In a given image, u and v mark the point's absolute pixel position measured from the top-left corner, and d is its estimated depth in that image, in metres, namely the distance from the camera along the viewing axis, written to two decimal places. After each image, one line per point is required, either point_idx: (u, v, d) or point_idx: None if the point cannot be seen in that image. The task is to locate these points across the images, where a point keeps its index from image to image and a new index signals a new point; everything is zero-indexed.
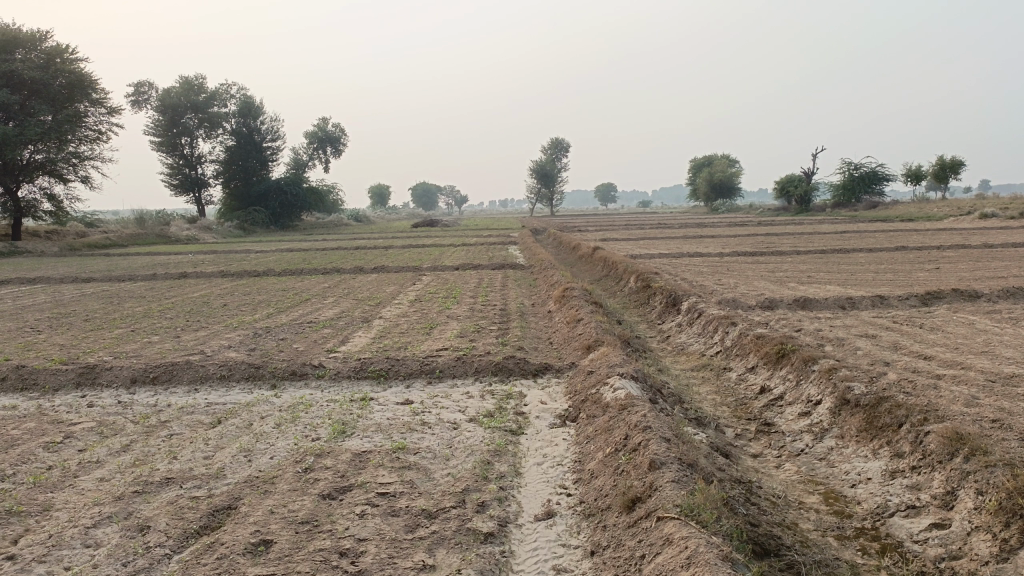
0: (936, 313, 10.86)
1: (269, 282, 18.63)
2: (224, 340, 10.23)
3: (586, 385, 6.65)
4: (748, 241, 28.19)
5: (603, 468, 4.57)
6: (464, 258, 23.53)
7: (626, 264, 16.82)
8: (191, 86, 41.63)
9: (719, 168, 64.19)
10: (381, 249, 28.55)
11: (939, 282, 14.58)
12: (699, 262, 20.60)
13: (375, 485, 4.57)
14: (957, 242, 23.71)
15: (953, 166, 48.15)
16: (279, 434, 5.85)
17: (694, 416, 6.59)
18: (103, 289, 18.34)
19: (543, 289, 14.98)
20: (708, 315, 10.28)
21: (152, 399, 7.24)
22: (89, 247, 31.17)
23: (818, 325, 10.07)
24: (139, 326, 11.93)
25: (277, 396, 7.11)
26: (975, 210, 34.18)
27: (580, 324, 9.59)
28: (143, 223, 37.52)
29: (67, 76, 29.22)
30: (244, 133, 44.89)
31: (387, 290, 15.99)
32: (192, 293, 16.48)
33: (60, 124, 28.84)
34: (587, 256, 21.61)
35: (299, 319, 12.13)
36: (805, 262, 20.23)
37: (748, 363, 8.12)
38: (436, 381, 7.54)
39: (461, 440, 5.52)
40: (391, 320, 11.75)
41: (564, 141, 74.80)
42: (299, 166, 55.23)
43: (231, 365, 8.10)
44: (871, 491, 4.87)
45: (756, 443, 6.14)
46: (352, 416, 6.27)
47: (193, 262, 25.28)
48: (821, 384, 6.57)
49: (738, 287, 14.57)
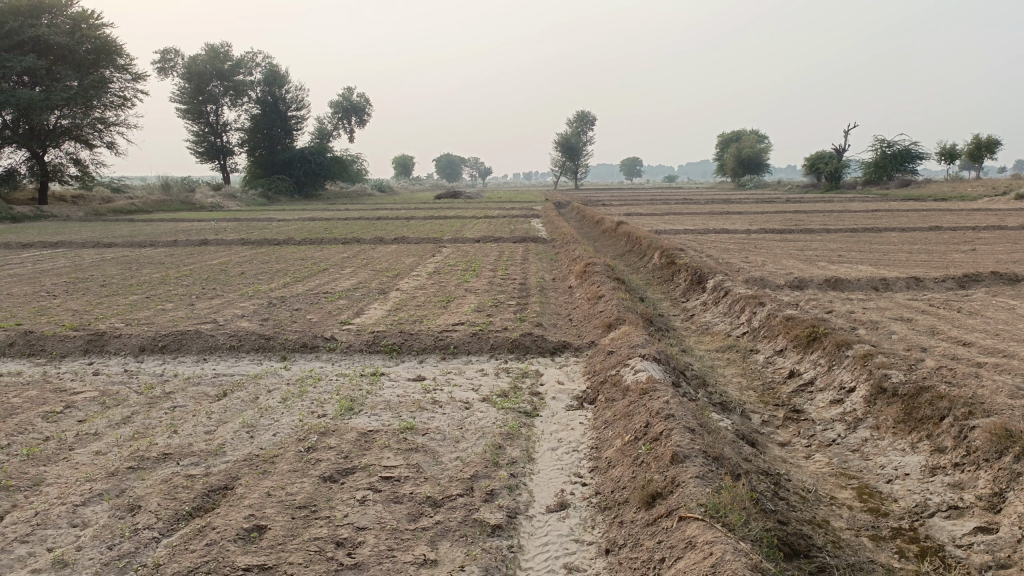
0: (974, 297, 10.36)
1: (289, 250, 18.46)
2: (237, 308, 10.05)
3: (606, 365, 6.34)
4: (775, 218, 27.55)
5: (621, 457, 4.28)
6: (485, 230, 23.22)
7: (651, 240, 16.41)
8: (217, 53, 41.44)
9: (747, 144, 62.98)
10: (402, 220, 28.32)
11: (976, 264, 14.01)
12: (725, 239, 20.10)
13: (379, 468, 4.32)
14: (993, 223, 22.96)
15: (990, 146, 46.74)
16: (285, 409, 5.63)
17: (718, 401, 6.26)
18: (123, 254, 18.28)
19: (565, 264, 14.63)
20: (735, 294, 9.90)
21: (158, 368, 7.06)
22: (115, 213, 31.27)
23: (850, 306, 9.65)
24: (154, 293, 11.81)
25: (286, 369, 6.90)
26: (1011, 191, 33.15)
27: (601, 301, 9.27)
28: (168, 189, 37.60)
29: (93, 41, 29.10)
30: (270, 102, 44.66)
31: (406, 261, 15.76)
32: (210, 260, 16.33)
33: (86, 89, 28.80)
34: (610, 231, 21.20)
35: (315, 290, 11.92)
36: (836, 241, 19.65)
37: (776, 346, 7.77)
38: (451, 357, 7.28)
39: (472, 420, 5.25)
40: (408, 293, 11.50)
41: (591, 114, 73.74)
42: (324, 135, 55.00)
43: (241, 335, 7.90)
44: (908, 488, 4.54)
45: (784, 431, 5.82)
46: (360, 391, 6.03)
47: (214, 229, 25.21)
48: (855, 370, 6.21)
49: (765, 266, 14.12)
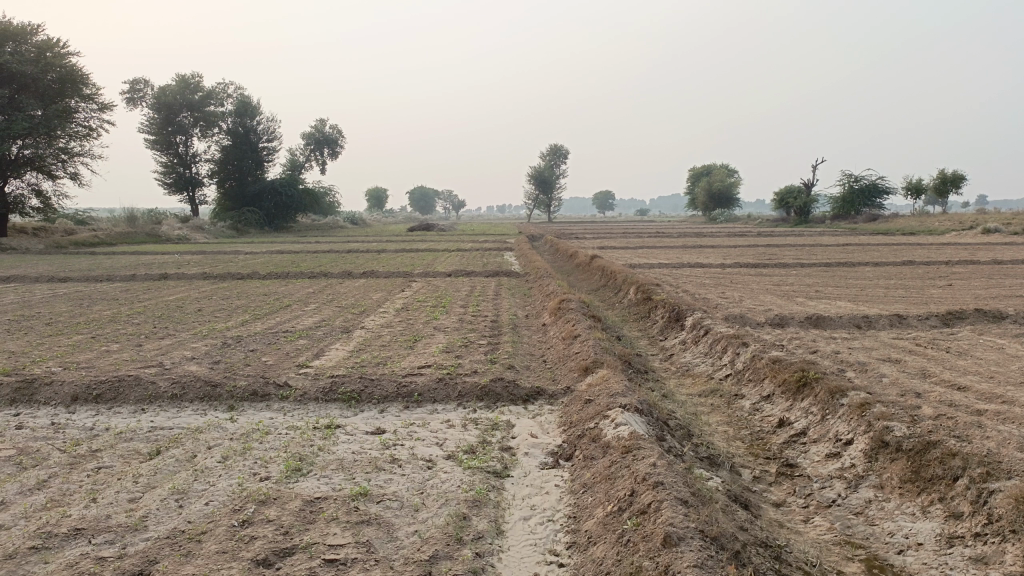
0: (960, 335, 10.04)
1: (252, 285, 17.76)
2: (188, 350, 9.36)
3: (584, 417, 5.80)
4: (749, 252, 27.44)
5: (603, 533, 3.73)
6: (457, 263, 22.77)
7: (626, 274, 16.01)
8: (187, 85, 40.81)
9: (717, 178, 63.52)
10: (371, 253, 27.74)
11: (955, 300, 13.76)
12: (700, 274, 19.81)
13: (323, 548, 3.71)
14: (965, 258, 22.98)
15: (954, 181, 47.43)
16: (224, 471, 5.00)
17: (706, 455, 5.74)
18: (76, 289, 17.43)
19: (539, 299, 14.13)
20: (716, 333, 9.47)
21: (88, 421, 6.37)
22: (76, 245, 30.26)
23: (835, 346, 9.23)
24: (102, 332, 11.07)
25: (231, 421, 6.25)
26: (977, 225, 33.56)
27: (577, 341, 8.74)
28: (133, 221, 36.62)
29: (58, 71, 28.40)
30: (241, 133, 43.98)
31: (374, 297, 15.16)
32: (167, 296, 15.59)
33: (50, 119, 27.99)
34: (584, 265, 20.81)
35: (275, 328, 11.26)
36: (811, 275, 19.45)
37: (762, 391, 7.29)
38: (415, 406, 6.69)
39: (435, 484, 4.66)
40: (373, 331, 10.91)
41: (563, 148, 73.93)
42: (295, 167, 54.37)
43: (184, 382, 7.24)
44: (924, 561, 4.03)
45: (778, 489, 5.32)
46: (311, 448, 5.41)
47: (177, 262, 24.40)
48: (852, 421, 5.74)
49: (744, 302, 13.78)
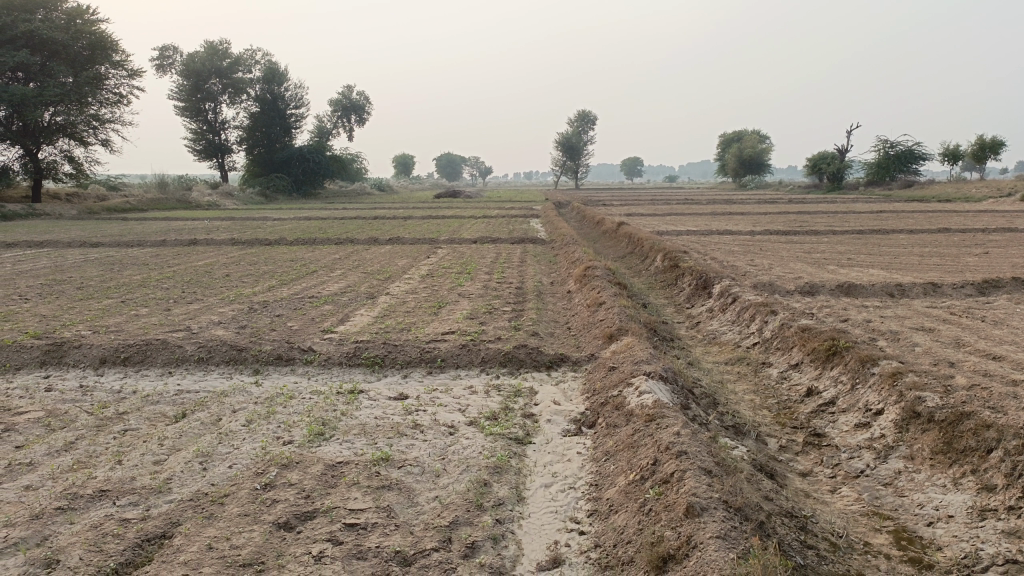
0: (996, 304, 9.78)
1: (279, 251, 17.87)
2: (215, 315, 9.43)
3: (607, 384, 5.74)
4: (779, 219, 27.00)
5: (625, 501, 3.68)
6: (483, 230, 22.69)
7: (653, 242, 15.81)
8: (215, 51, 40.80)
9: (748, 144, 62.37)
10: (398, 220, 27.74)
11: (992, 269, 13.40)
12: (729, 241, 19.54)
13: (343, 512, 3.71)
14: (1004, 226, 22.38)
15: (993, 146, 46.06)
16: (247, 434, 5.04)
17: (731, 424, 5.65)
18: (107, 254, 17.65)
19: (564, 266, 14.02)
20: (744, 301, 9.32)
21: (116, 384, 6.45)
22: (109, 211, 30.65)
23: (866, 315, 9.04)
24: (131, 297, 11.20)
25: (256, 385, 6.30)
26: (1016, 192, 32.65)
27: (602, 308, 8.65)
28: (164, 187, 36.97)
29: (88, 38, 28.49)
30: (268, 100, 44.00)
31: (399, 263, 15.16)
32: (196, 261, 15.74)
33: (81, 86, 28.18)
34: (610, 232, 20.63)
35: (301, 294, 11.30)
36: (843, 243, 19.07)
37: (790, 360, 7.16)
38: (438, 372, 6.68)
39: (456, 449, 4.64)
40: (398, 297, 10.91)
41: (591, 113, 73.02)
42: (323, 134, 54.36)
43: (210, 346, 7.30)
44: (954, 534, 3.93)
45: (805, 459, 5.23)
46: (334, 413, 5.42)
47: (206, 229, 24.60)
48: (883, 391, 5.60)
49: (773, 270, 13.55)
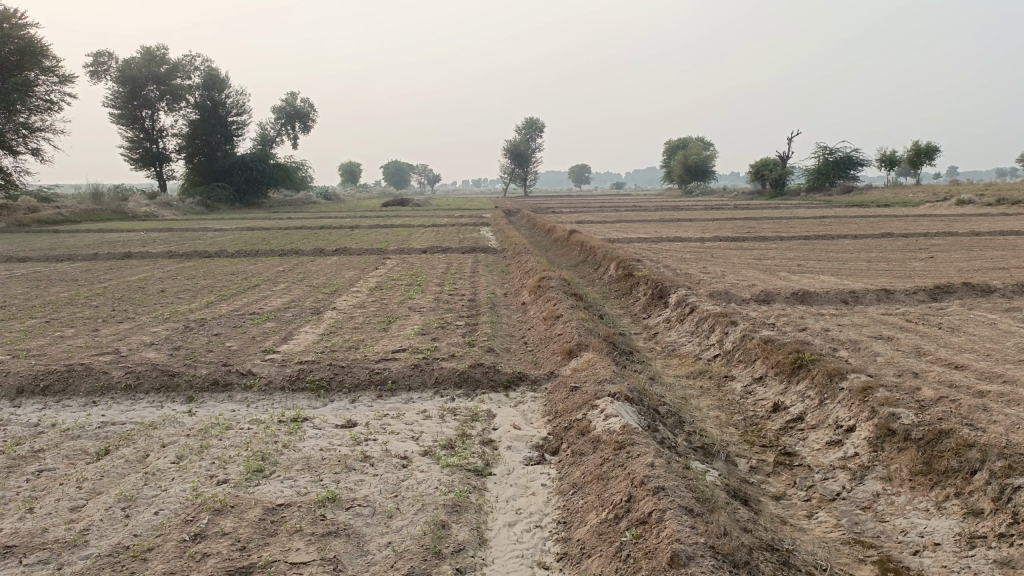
0: (949, 310, 9.80)
1: (219, 264, 17.13)
2: (147, 335, 8.82)
3: (570, 406, 5.42)
4: (727, 225, 27.24)
5: (599, 544, 3.36)
6: (433, 240, 22.29)
7: (606, 250, 15.63)
8: (152, 57, 39.48)
9: (693, 151, 63.22)
10: (345, 229, 27.12)
11: (939, 274, 13.54)
12: (680, 248, 19.52)
13: (284, 567, 3.29)
14: (943, 229, 22.91)
15: (928, 152, 47.52)
16: (178, 473, 4.56)
17: (699, 445, 5.38)
18: (34, 270, 16.64)
19: (517, 277, 13.70)
20: (702, 311, 9.12)
21: (32, 417, 5.85)
22: (39, 223, 29.25)
23: (824, 323, 8.93)
24: (57, 316, 10.47)
25: (188, 415, 5.79)
26: (951, 196, 33.65)
27: (559, 322, 8.34)
28: (99, 197, 35.48)
29: (16, 42, 27.15)
30: (208, 107, 42.72)
31: (347, 275, 14.64)
32: (130, 276, 14.94)
33: (8, 92, 26.80)
34: (562, 240, 20.42)
35: (242, 310, 10.72)
36: (791, 249, 19.22)
37: (754, 373, 6.96)
38: (388, 395, 6.26)
39: (410, 485, 4.25)
40: (346, 312, 10.44)
41: (539, 121, 72.96)
42: (266, 141, 53.12)
43: (139, 371, 6.73)
44: (944, 564, 3.71)
45: (777, 481, 5.00)
46: (275, 446, 4.96)
47: (142, 241, 23.61)
48: (853, 407, 5.41)
49: (727, 277, 13.47)
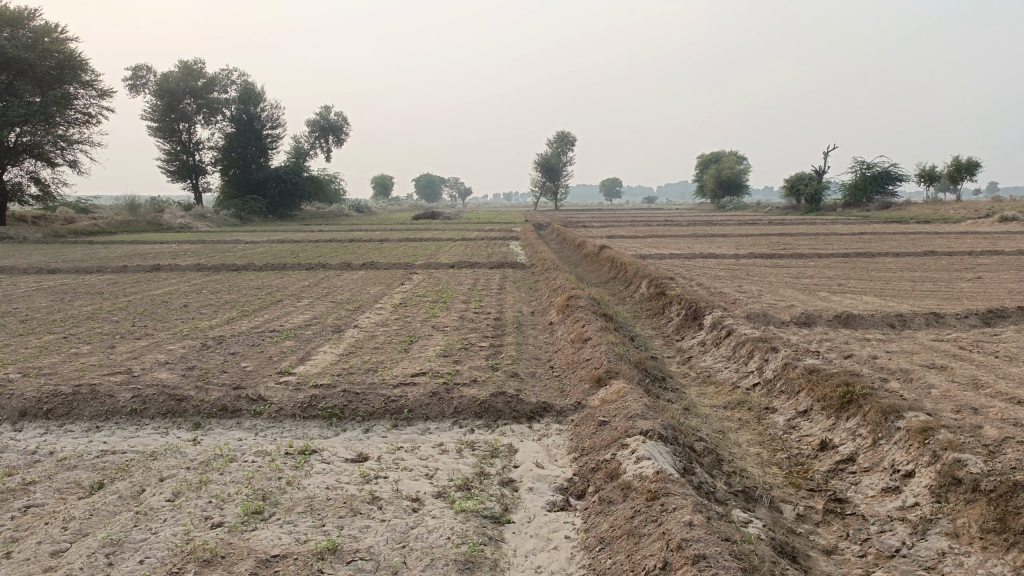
0: (1005, 337, 9.18)
1: (246, 278, 16.97)
2: (162, 353, 8.55)
3: (599, 443, 4.99)
4: (762, 241, 26.59)
5: None
6: (462, 254, 22.00)
7: (637, 267, 15.17)
8: (190, 71, 39.98)
9: (726, 165, 62.36)
10: (374, 242, 26.98)
11: (989, 297, 12.84)
12: (714, 265, 18.97)
13: None
14: (989, 248, 22.05)
15: (969, 167, 46.20)
16: (171, 514, 4.20)
17: (741, 489, 4.91)
18: (63, 282, 16.67)
19: (545, 294, 13.29)
20: (739, 335, 8.62)
21: (32, 444, 5.57)
22: (75, 234, 29.54)
23: (871, 350, 8.38)
24: (75, 331, 10.27)
25: (192, 445, 5.46)
26: (995, 213, 32.58)
27: (589, 346, 7.91)
28: (135, 209, 35.81)
29: (56, 57, 27.48)
30: (244, 120, 43.11)
31: (371, 291, 14.35)
32: (155, 290, 14.80)
33: (48, 105, 27.14)
34: (592, 255, 19.98)
35: (261, 327, 10.44)
36: (830, 267, 18.56)
37: (797, 406, 6.46)
38: (404, 425, 5.89)
39: (420, 535, 3.84)
40: (367, 331, 10.11)
41: (570, 134, 72.59)
42: (299, 154, 53.45)
43: (146, 394, 6.43)
44: None
45: (826, 532, 4.51)
46: (277, 483, 4.59)
47: (173, 253, 23.63)
48: (911, 449, 4.92)
49: (764, 297, 12.94)
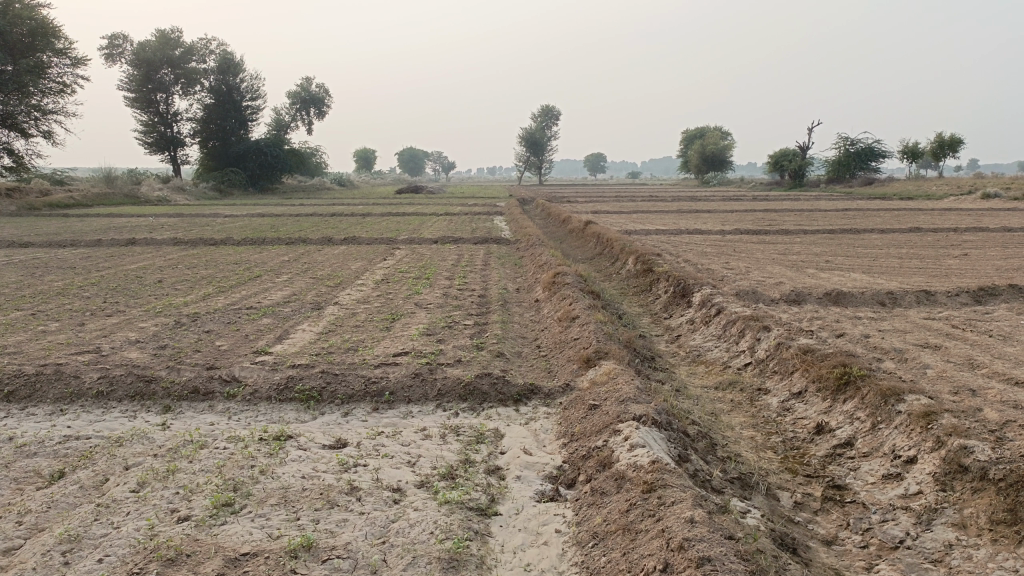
0: (996, 315, 9.04)
1: (224, 252, 16.55)
2: (133, 331, 8.22)
3: (590, 429, 4.77)
4: (748, 217, 26.44)
5: None
6: (445, 228, 21.68)
7: (624, 243, 14.94)
8: (167, 40, 38.97)
9: (711, 141, 62.03)
10: (356, 217, 26.54)
11: (977, 274, 12.73)
12: (700, 241, 18.79)
13: None
14: (974, 225, 22.00)
15: (952, 144, 46.16)
16: (135, 506, 3.94)
17: (737, 476, 4.71)
18: (35, 256, 16.16)
19: (530, 271, 13.02)
20: (730, 313, 8.41)
21: None
22: (50, 207, 28.84)
23: (863, 328, 8.20)
24: (43, 308, 9.88)
25: (161, 430, 5.18)
26: (977, 189, 32.65)
27: (576, 325, 7.68)
28: (112, 181, 35.02)
29: (28, 24, 26.56)
30: (223, 91, 42.21)
31: (353, 267, 14.01)
32: (128, 265, 14.36)
33: (20, 74, 26.30)
34: (577, 231, 19.74)
35: (238, 304, 10.11)
36: (817, 243, 18.45)
37: (792, 387, 6.27)
38: (385, 409, 5.64)
39: (401, 529, 3.61)
40: (348, 308, 9.81)
41: (555, 108, 71.93)
42: (280, 126, 52.53)
43: (114, 375, 6.13)
44: None
45: (826, 521, 4.32)
46: (250, 472, 4.34)
47: (150, 226, 23.09)
48: (912, 434, 4.74)
49: (752, 274, 12.77)
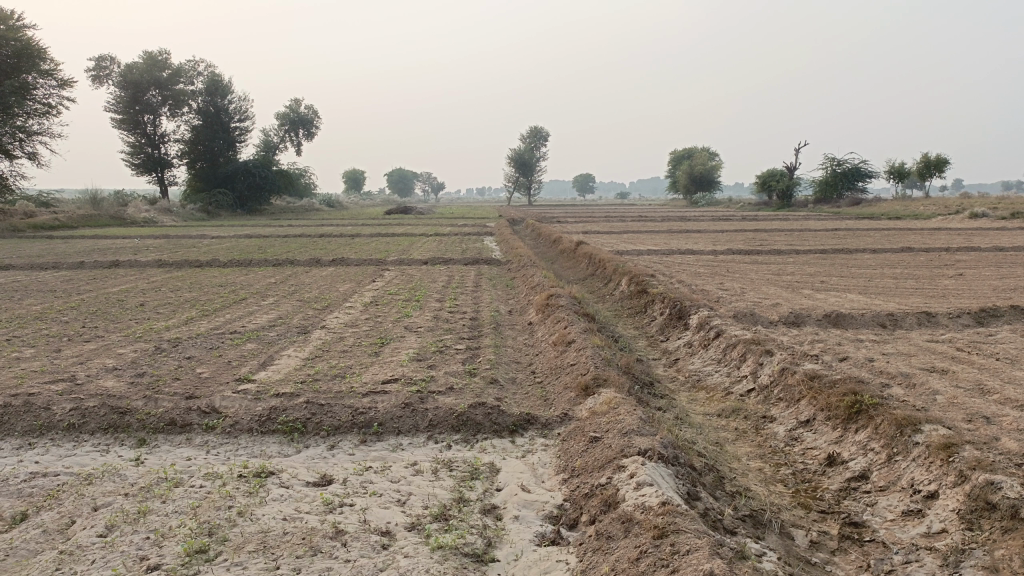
0: (1000, 337, 8.82)
1: (210, 275, 16.19)
2: (110, 358, 7.87)
3: (593, 465, 4.48)
4: (738, 237, 26.35)
5: None
6: (434, 249, 21.45)
7: (616, 264, 14.73)
8: (154, 61, 38.79)
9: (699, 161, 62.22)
10: (345, 237, 26.31)
11: (974, 294, 12.55)
12: (693, 261, 18.61)
13: None
14: (965, 244, 21.95)
15: (937, 164, 46.43)
16: (100, 553, 3.61)
17: (748, 514, 4.43)
18: (14, 279, 15.77)
19: (522, 293, 12.76)
20: (730, 336, 8.16)
21: None
22: (34, 229, 28.39)
23: (867, 352, 7.97)
24: (18, 333, 9.51)
25: (134, 466, 4.86)
26: (964, 209, 32.76)
27: (573, 349, 7.40)
28: (98, 202, 34.60)
29: (13, 44, 26.31)
30: (211, 112, 42.00)
31: (341, 289, 13.71)
32: (110, 287, 14.00)
33: (4, 95, 25.96)
34: (568, 250, 19.53)
35: (222, 329, 9.79)
36: (809, 263, 18.30)
37: (799, 415, 6.01)
38: (373, 441, 5.34)
39: None
40: (336, 332, 9.50)
41: (543, 129, 72.11)
42: (268, 147, 52.27)
43: (86, 407, 5.79)
44: None
45: (846, 562, 4.03)
46: (227, 513, 4.02)
47: (135, 248, 22.71)
48: (933, 467, 4.49)
49: (747, 295, 12.57)
